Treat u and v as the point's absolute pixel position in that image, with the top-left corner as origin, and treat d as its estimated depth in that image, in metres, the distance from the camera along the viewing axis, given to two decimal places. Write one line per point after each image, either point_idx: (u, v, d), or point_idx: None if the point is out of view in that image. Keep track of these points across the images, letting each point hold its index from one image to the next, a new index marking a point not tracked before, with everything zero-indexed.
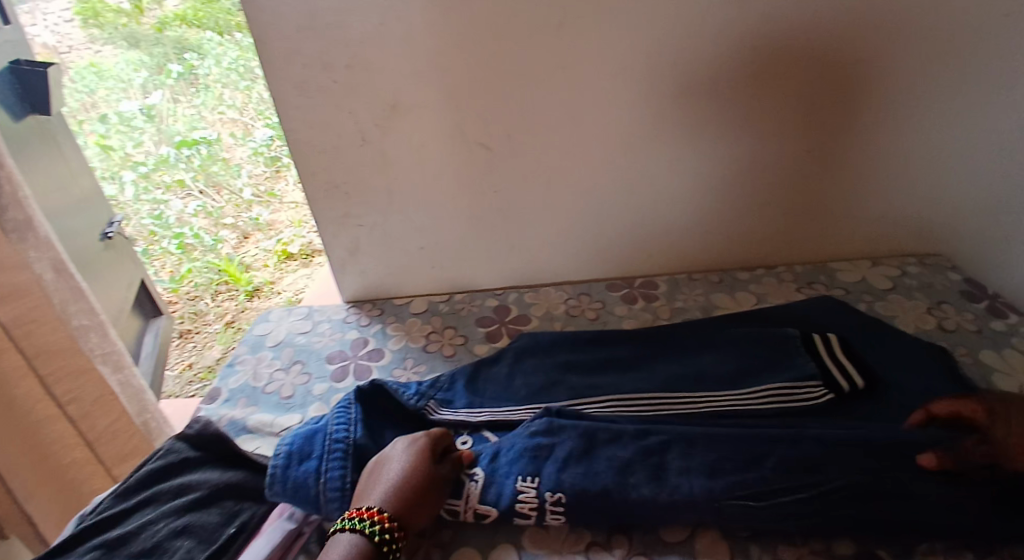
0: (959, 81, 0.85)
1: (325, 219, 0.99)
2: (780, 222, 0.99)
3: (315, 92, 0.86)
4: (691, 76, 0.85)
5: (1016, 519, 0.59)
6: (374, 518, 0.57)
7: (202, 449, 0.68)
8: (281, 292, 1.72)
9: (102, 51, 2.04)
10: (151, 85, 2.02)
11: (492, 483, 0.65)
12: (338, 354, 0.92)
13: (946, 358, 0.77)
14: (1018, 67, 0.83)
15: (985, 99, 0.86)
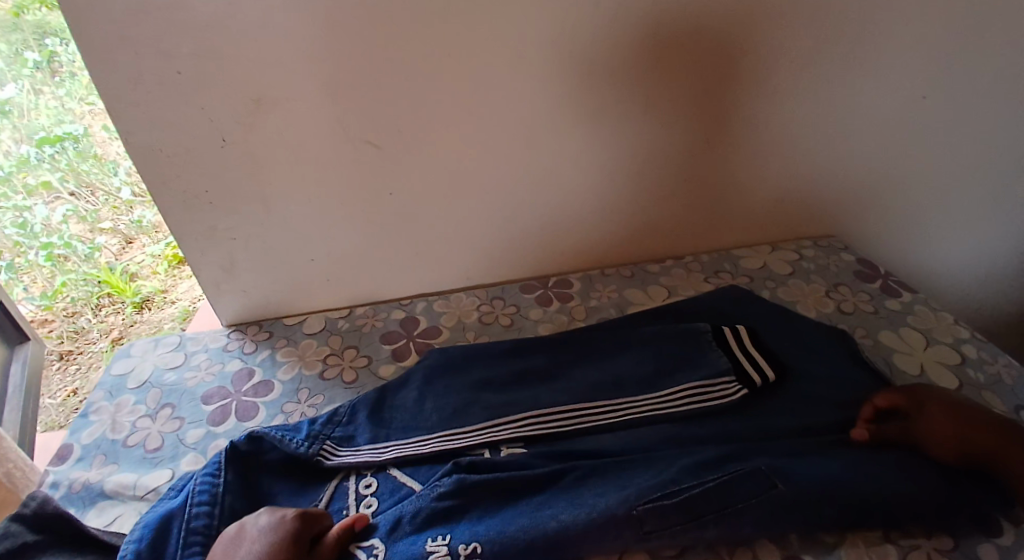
0: (840, 60, 0.85)
1: (189, 234, 0.87)
2: (683, 213, 0.98)
3: (157, 87, 0.74)
4: (586, 62, 0.80)
5: (943, 507, 0.59)
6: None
7: (43, 532, 0.59)
8: (176, 300, 1.49)
9: None
10: (8, 73, 1.37)
11: (395, 553, 0.57)
12: (216, 391, 0.83)
13: (847, 341, 0.78)
14: (895, 49, 0.85)
15: (867, 81, 0.88)
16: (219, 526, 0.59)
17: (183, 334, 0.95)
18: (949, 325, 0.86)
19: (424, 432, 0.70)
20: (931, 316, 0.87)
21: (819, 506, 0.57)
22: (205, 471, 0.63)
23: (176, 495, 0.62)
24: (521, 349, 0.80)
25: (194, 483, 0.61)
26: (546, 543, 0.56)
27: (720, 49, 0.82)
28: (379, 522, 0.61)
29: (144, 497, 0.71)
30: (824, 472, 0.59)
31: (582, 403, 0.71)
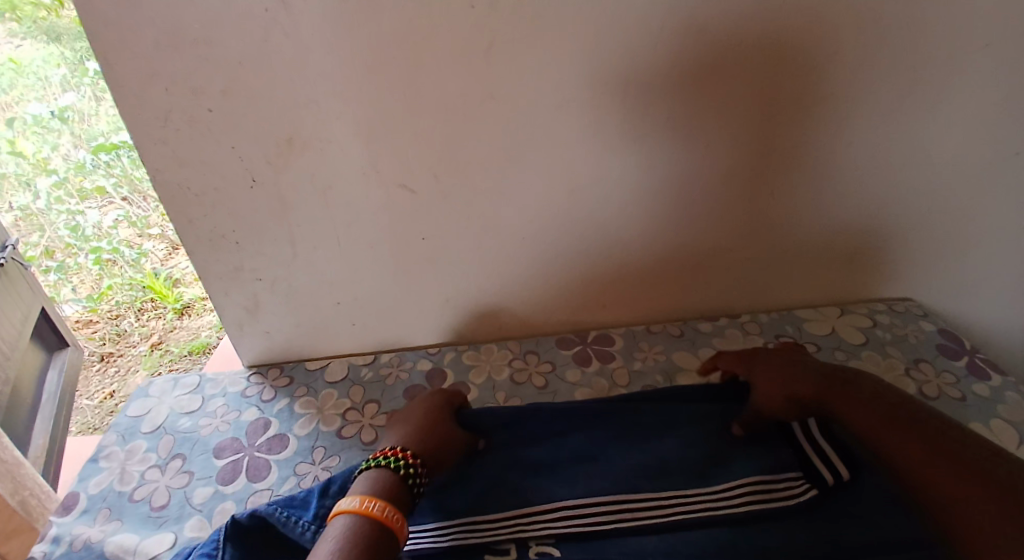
0: (930, 111, 0.76)
1: (214, 274, 0.83)
2: (742, 268, 0.89)
3: (185, 124, 0.70)
4: (646, 107, 0.73)
5: None
6: (387, 455, 0.63)
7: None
8: (214, 310, 1.53)
9: (20, 46, 1.46)
10: (71, 82, 1.50)
11: None
12: (230, 445, 0.78)
13: None
14: (998, 101, 0.75)
15: (962, 134, 0.78)
16: None
17: (204, 373, 0.91)
18: None
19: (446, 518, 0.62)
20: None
21: None
22: (202, 549, 0.58)
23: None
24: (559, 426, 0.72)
25: None
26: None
27: (792, 96, 0.74)
28: None
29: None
30: None
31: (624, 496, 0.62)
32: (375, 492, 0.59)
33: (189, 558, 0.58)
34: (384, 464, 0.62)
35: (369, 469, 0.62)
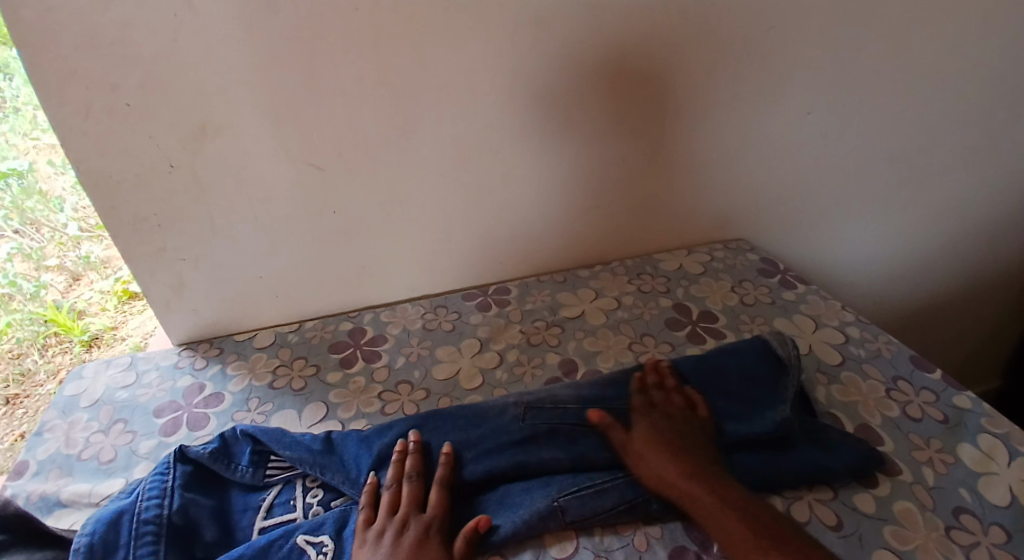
0: (731, 82, 0.97)
1: (139, 256, 0.92)
2: (607, 222, 1.08)
3: (105, 116, 0.80)
4: (511, 87, 0.89)
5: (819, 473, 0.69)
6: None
7: None
8: (127, 338, 1.32)
9: None
10: None
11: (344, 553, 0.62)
12: (169, 405, 0.88)
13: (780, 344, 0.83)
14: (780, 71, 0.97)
15: (761, 99, 0.99)
16: (169, 514, 0.64)
17: (135, 354, 0.99)
18: (837, 311, 0.97)
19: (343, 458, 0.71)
20: (822, 303, 0.99)
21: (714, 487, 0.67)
22: (156, 468, 0.68)
23: (127, 494, 0.67)
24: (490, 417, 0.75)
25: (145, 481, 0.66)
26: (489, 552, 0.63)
27: (626, 76, 0.92)
28: (322, 518, 0.65)
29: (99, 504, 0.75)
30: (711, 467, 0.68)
31: (520, 408, 0.75)
32: None
33: (142, 480, 0.67)
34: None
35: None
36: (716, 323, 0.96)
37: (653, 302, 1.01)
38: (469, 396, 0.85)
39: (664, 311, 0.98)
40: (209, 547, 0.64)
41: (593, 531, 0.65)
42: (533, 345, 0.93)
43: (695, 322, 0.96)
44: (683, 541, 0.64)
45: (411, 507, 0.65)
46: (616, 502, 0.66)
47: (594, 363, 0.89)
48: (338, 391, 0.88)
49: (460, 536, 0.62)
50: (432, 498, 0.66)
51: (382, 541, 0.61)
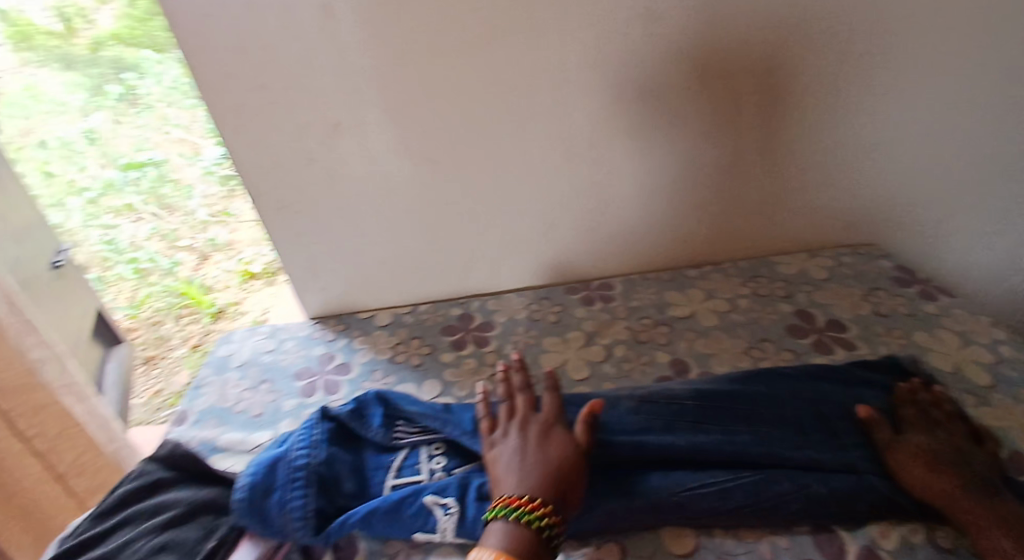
0: (863, 68, 0.89)
1: (279, 240, 1.01)
2: (721, 220, 1.04)
3: (254, 116, 0.88)
4: (624, 77, 0.88)
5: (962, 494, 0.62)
6: (526, 505, 0.58)
7: (176, 469, 0.67)
8: (247, 313, 1.50)
9: (37, 75, 1.52)
10: (92, 105, 1.64)
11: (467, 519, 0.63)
12: (305, 371, 0.94)
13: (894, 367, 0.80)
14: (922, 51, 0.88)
15: (901, 83, 0.91)
16: (317, 465, 0.65)
17: (274, 324, 1.06)
18: (985, 328, 0.89)
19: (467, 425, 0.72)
20: (969, 319, 0.91)
21: (846, 506, 0.63)
22: (302, 425, 0.70)
23: (278, 443, 0.69)
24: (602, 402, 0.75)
25: (295, 432, 0.68)
26: (594, 528, 0.63)
27: (745, 76, 0.89)
28: (447, 480, 0.66)
29: (252, 452, 0.80)
30: (843, 483, 0.64)
31: (634, 401, 0.74)
32: (509, 547, 0.55)
33: (291, 433, 0.69)
34: (524, 519, 0.57)
35: (502, 522, 0.57)
36: (845, 332, 0.90)
37: (772, 306, 0.97)
38: (578, 387, 0.86)
39: (785, 317, 0.94)
40: (347, 498, 0.66)
41: (713, 532, 0.64)
42: (641, 343, 0.93)
43: (822, 330, 0.91)
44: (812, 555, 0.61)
45: (529, 411, 0.70)
46: (739, 502, 0.63)
47: (707, 364, 0.88)
48: (451, 371, 0.92)
49: (580, 422, 0.67)
50: (547, 402, 0.71)
51: (518, 433, 0.66)
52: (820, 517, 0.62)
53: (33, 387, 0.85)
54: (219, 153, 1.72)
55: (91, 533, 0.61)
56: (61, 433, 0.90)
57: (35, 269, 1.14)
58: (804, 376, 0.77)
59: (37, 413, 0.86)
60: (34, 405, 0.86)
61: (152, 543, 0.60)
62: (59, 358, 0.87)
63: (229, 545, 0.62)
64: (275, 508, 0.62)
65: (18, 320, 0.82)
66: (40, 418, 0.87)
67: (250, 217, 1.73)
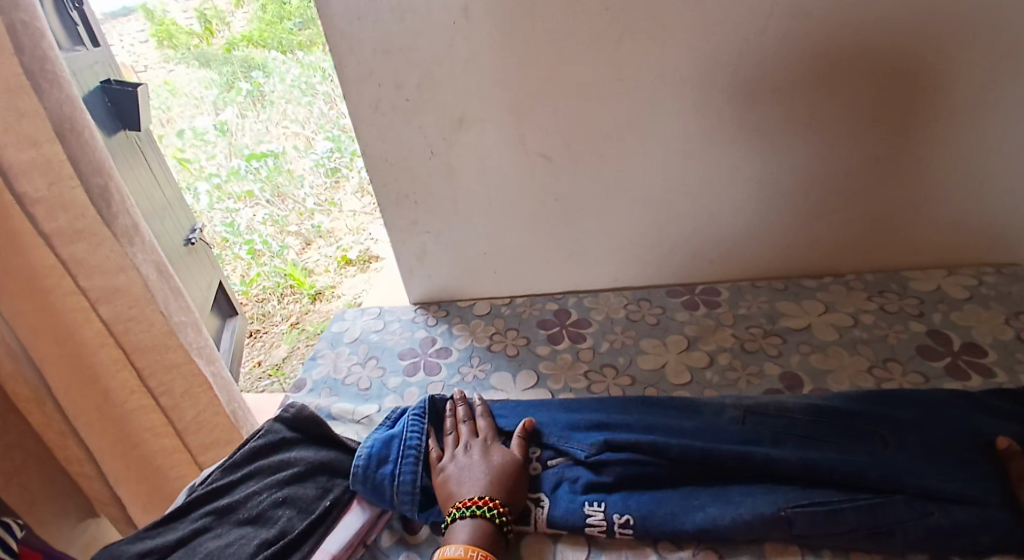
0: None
1: (394, 227, 1.06)
2: (845, 230, 0.97)
3: (388, 110, 0.93)
4: (754, 79, 0.85)
5: None
6: (483, 504, 0.61)
7: (297, 430, 0.72)
8: (342, 296, 1.64)
9: (175, 70, 1.77)
10: (223, 101, 1.83)
11: (558, 509, 0.64)
12: (409, 351, 0.98)
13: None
14: None
15: None
16: (426, 447, 0.69)
17: (382, 307, 1.11)
18: None
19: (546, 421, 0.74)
20: None
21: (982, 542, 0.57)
22: (414, 409, 0.73)
23: (390, 426, 0.73)
24: (705, 410, 0.73)
25: (408, 417, 0.72)
26: (694, 530, 0.61)
27: (887, 74, 0.83)
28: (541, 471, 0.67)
29: (362, 421, 0.84)
30: (981, 516, 0.57)
31: (738, 410, 0.72)
32: (476, 539, 0.58)
33: (405, 416, 0.73)
34: (484, 515, 0.60)
35: (467, 520, 0.60)
36: (984, 358, 0.82)
37: (900, 324, 0.89)
38: (676, 391, 0.84)
39: (915, 336, 0.87)
40: None
41: (821, 554, 0.60)
42: (748, 352, 0.89)
43: (957, 354, 0.83)
44: None
45: (467, 432, 0.70)
46: (854, 525, 0.58)
47: (823, 381, 0.82)
48: (547, 363, 0.93)
49: (517, 441, 0.70)
50: (483, 425, 0.72)
51: (469, 451, 0.67)
52: (945, 548, 0.57)
53: (172, 347, 0.77)
54: (329, 147, 1.87)
55: (220, 482, 0.66)
56: (187, 391, 0.80)
57: (173, 244, 1.26)
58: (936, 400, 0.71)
59: (167, 371, 0.78)
60: (168, 363, 0.77)
61: (274, 497, 0.65)
62: (195, 323, 0.81)
63: (340, 506, 0.66)
64: (386, 479, 0.65)
65: (168, 287, 0.77)
66: (171, 376, 0.78)
67: (352, 208, 1.88)
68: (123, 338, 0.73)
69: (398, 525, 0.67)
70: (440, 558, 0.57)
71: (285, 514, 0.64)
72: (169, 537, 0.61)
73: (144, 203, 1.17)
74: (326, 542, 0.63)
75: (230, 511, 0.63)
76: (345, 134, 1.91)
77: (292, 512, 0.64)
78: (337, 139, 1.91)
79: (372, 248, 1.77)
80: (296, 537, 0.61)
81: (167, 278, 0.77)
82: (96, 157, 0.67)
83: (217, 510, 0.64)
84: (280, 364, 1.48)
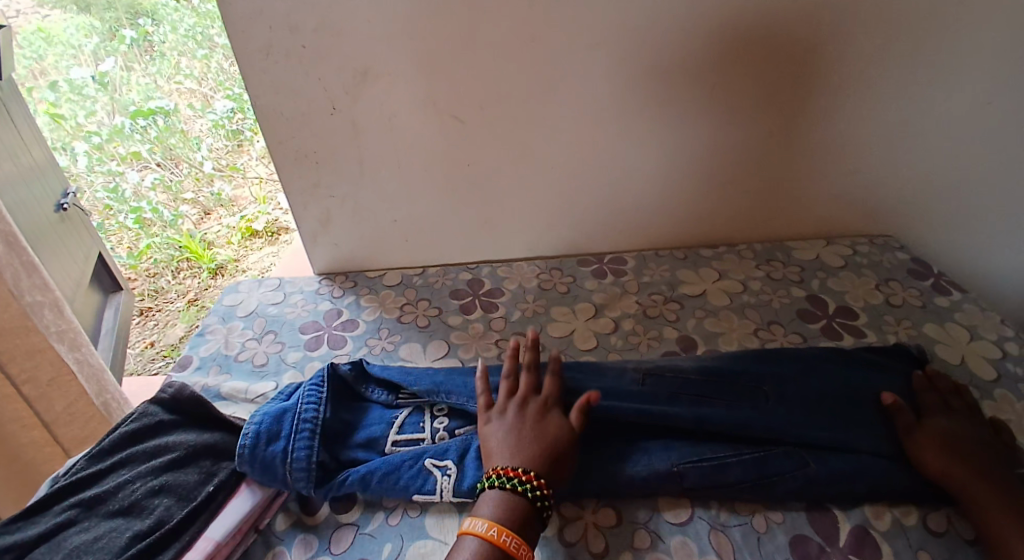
0: (910, 47, 0.87)
1: (295, 189, 0.99)
2: (744, 201, 1.02)
3: (284, 58, 0.86)
4: (662, 45, 0.86)
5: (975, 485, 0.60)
6: (521, 477, 0.57)
7: (178, 413, 0.66)
8: (245, 271, 1.52)
9: (49, 15, 1.62)
10: (104, 50, 1.66)
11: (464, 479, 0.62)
12: (311, 324, 0.93)
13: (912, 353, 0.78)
14: (970, 37, 0.86)
15: (943, 70, 0.88)
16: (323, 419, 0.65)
17: (282, 278, 1.05)
18: (995, 324, 0.88)
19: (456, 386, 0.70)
20: (979, 313, 0.89)
21: (848, 486, 0.62)
22: (310, 381, 0.69)
23: (286, 398, 0.69)
24: (608, 372, 0.75)
25: (302, 390, 0.68)
26: (594, 488, 0.63)
27: (781, 48, 0.87)
28: (447, 444, 0.65)
29: (255, 400, 0.79)
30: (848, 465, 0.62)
31: (638, 373, 0.73)
32: (502, 517, 0.55)
33: (299, 390, 0.69)
34: (519, 489, 0.56)
35: (499, 490, 0.57)
36: (855, 320, 0.89)
37: (784, 290, 0.95)
38: (583, 356, 0.86)
39: (796, 300, 0.93)
40: (352, 450, 0.66)
41: (709, 504, 0.63)
42: (650, 318, 0.92)
43: (833, 316, 0.90)
44: (805, 531, 0.60)
45: (529, 389, 0.67)
46: (737, 478, 0.62)
47: (715, 343, 0.86)
48: (457, 333, 0.91)
49: (574, 409, 0.64)
50: (547, 382, 0.68)
51: (520, 412, 0.64)
52: (821, 497, 0.62)
53: (30, 330, 0.74)
54: (229, 107, 1.71)
55: (87, 472, 0.60)
56: (54, 381, 0.79)
57: (41, 210, 1.11)
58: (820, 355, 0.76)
59: (30, 356, 0.75)
60: (29, 348, 0.75)
61: (149, 485, 0.60)
62: (56, 303, 0.77)
63: (227, 491, 0.62)
64: (277, 456, 0.61)
65: (18, 262, 0.71)
66: (35, 361, 0.76)
67: (257, 173, 1.71)
68: None
69: (295, 507, 0.64)
70: (465, 527, 0.55)
71: (162, 502, 0.59)
72: (23, 535, 0.55)
73: (7, 163, 1.03)
74: (210, 529, 0.58)
75: (98, 504, 0.58)
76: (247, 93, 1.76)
77: (170, 501, 0.59)
78: (239, 99, 1.75)
79: (281, 218, 1.64)
80: (174, 527, 0.57)
81: (17, 251, 0.71)
82: None
83: (83, 503, 0.58)
84: (176, 344, 1.37)
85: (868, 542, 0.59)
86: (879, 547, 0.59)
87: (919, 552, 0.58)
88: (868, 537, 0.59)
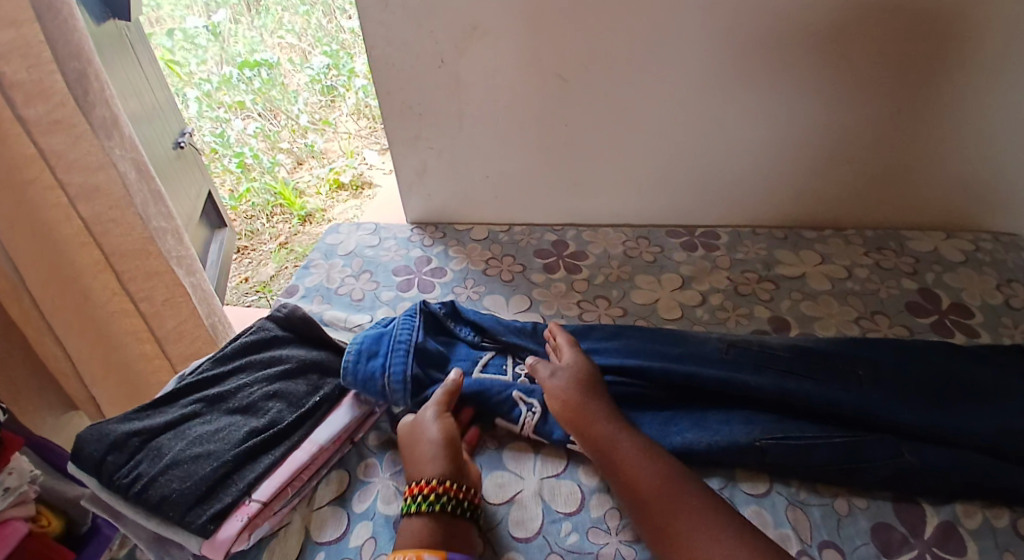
0: None
1: (397, 139, 1.03)
2: (853, 184, 0.97)
3: (399, 9, 0.88)
4: (782, 11, 0.82)
5: None
6: (423, 493, 0.56)
7: (290, 330, 0.73)
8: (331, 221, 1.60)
9: None
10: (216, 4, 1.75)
11: (545, 423, 0.66)
12: (403, 268, 0.97)
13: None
14: None
15: None
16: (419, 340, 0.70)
17: (378, 224, 1.09)
18: None
19: (534, 346, 0.74)
20: None
21: (943, 481, 0.59)
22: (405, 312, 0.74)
23: (383, 325, 0.73)
24: (692, 341, 0.74)
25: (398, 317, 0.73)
26: (671, 449, 0.63)
27: (918, 20, 0.80)
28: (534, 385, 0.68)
29: (354, 329, 0.84)
30: (947, 460, 0.59)
31: (723, 342, 0.73)
32: (427, 540, 0.53)
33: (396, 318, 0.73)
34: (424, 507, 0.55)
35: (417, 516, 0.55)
36: (969, 318, 0.83)
37: (892, 280, 0.90)
38: (666, 325, 0.85)
39: (904, 292, 0.88)
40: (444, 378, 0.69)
41: (790, 481, 0.63)
42: (740, 294, 0.90)
43: (944, 312, 0.84)
44: (890, 520, 0.59)
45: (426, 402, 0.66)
46: (825, 460, 0.61)
47: (809, 327, 0.83)
48: (541, 290, 0.93)
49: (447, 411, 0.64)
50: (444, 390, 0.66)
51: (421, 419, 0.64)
52: (911, 489, 0.60)
53: (152, 255, 0.77)
54: (325, 62, 1.79)
55: (212, 372, 0.67)
56: (168, 301, 0.82)
57: (162, 147, 1.21)
58: (924, 347, 0.72)
59: (149, 278, 0.79)
60: (148, 270, 0.78)
61: (264, 390, 0.66)
62: (177, 231, 0.81)
63: (330, 403, 0.67)
64: (377, 370, 0.66)
65: (148, 190, 0.75)
66: (152, 283, 0.80)
67: (347, 129, 1.81)
68: (102, 239, 0.74)
69: (384, 427, 0.69)
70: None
71: (275, 406, 0.65)
72: (158, 421, 0.62)
73: (133, 101, 1.11)
74: (315, 434, 0.64)
75: (220, 401, 0.65)
76: (343, 51, 1.82)
77: (282, 405, 0.65)
78: (335, 55, 1.82)
79: (366, 173, 1.71)
80: (285, 428, 0.63)
81: (147, 180, 0.75)
82: (76, 41, 0.65)
83: (207, 399, 0.65)
84: (269, 281, 1.47)
85: (955, 538, 0.57)
86: (965, 544, 0.57)
87: (1007, 554, 0.56)
88: (955, 535, 0.57)
